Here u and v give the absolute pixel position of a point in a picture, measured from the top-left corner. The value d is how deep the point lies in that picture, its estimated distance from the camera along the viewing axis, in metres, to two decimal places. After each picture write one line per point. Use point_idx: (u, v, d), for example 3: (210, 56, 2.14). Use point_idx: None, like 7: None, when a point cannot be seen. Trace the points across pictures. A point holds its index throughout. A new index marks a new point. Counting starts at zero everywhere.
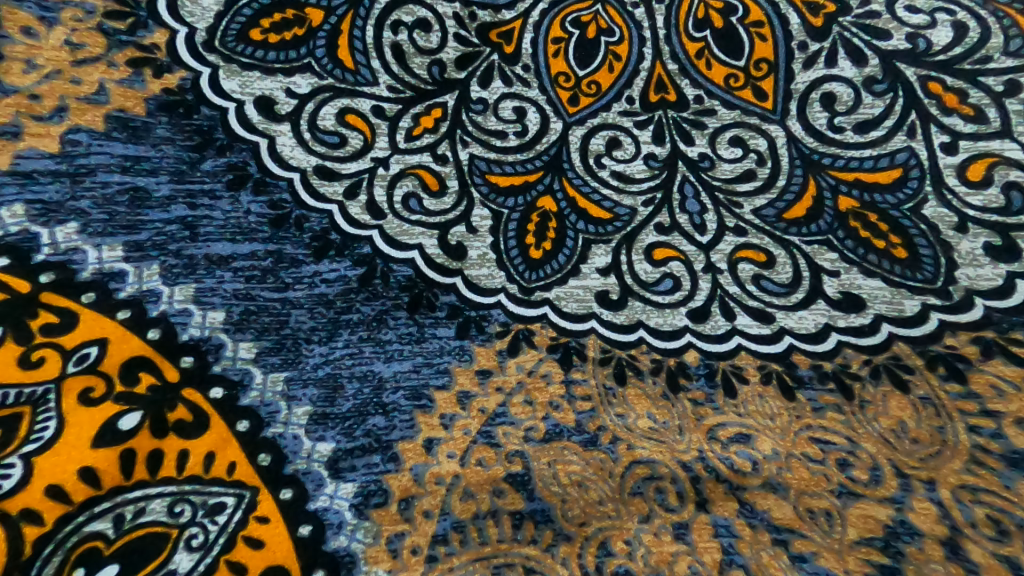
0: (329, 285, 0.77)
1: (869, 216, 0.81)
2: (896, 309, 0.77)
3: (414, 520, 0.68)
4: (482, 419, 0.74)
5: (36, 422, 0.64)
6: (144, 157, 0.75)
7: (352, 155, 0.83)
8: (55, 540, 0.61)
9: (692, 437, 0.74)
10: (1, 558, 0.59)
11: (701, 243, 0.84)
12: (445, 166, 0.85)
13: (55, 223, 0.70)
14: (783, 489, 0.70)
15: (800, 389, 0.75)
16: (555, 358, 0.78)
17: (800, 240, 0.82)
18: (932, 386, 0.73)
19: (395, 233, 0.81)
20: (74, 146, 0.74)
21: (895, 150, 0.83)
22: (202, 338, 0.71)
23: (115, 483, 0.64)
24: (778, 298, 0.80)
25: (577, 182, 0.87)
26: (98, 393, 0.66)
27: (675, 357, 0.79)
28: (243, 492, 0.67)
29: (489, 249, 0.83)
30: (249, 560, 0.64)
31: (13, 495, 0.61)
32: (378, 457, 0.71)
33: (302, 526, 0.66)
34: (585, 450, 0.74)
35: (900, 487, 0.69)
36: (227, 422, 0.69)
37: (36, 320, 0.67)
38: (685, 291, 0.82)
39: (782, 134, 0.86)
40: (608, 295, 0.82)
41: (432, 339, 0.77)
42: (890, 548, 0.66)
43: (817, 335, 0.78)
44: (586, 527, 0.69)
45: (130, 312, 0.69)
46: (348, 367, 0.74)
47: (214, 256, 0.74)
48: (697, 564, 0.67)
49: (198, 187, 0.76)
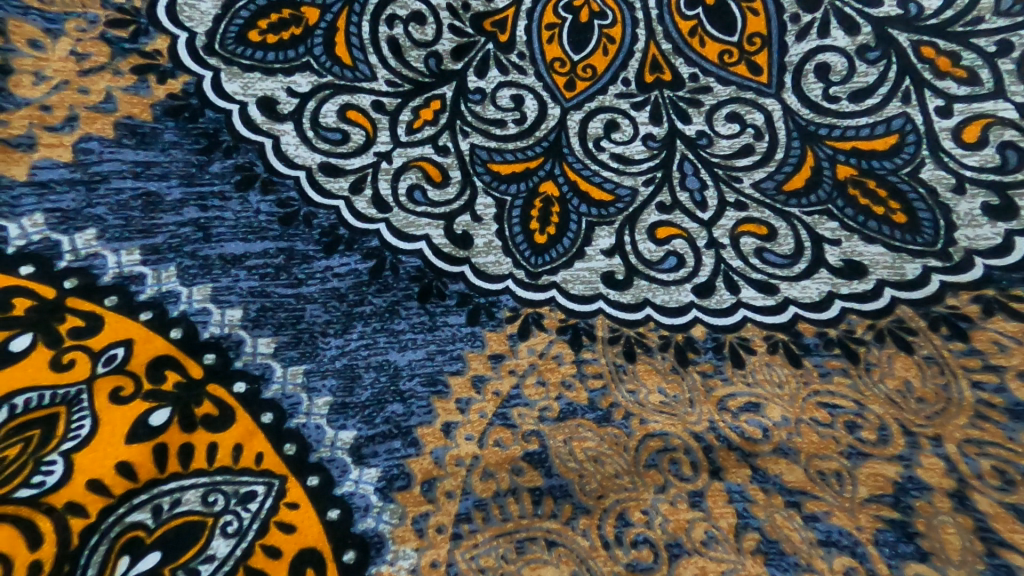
0: (340, 279, 0.78)
1: (867, 184, 0.83)
2: (897, 274, 0.79)
3: (438, 500, 0.71)
4: (497, 401, 0.76)
5: (72, 422, 0.66)
6: (154, 162, 0.77)
7: (355, 151, 0.84)
8: (99, 531, 0.64)
9: (703, 409, 0.76)
10: (49, 550, 0.62)
11: (703, 220, 0.85)
12: (448, 157, 0.86)
13: (74, 231, 0.72)
14: (794, 454, 0.72)
15: (806, 356, 0.77)
16: (565, 339, 0.80)
17: (800, 211, 0.83)
18: (935, 345, 0.75)
19: (402, 225, 0.83)
20: (87, 155, 0.75)
21: (890, 117, 0.84)
22: (222, 335, 0.73)
23: (150, 476, 0.66)
24: (781, 269, 0.82)
25: (577, 166, 0.88)
26: (127, 392, 0.68)
27: (683, 332, 0.80)
28: (272, 480, 0.69)
29: (495, 236, 0.84)
30: (282, 544, 0.67)
31: (55, 491, 0.64)
32: (399, 443, 0.73)
33: (331, 510, 0.69)
34: (599, 427, 0.75)
35: (908, 444, 0.70)
36: (253, 414, 0.71)
37: (64, 324, 0.69)
38: (689, 267, 0.83)
39: (778, 108, 0.87)
40: (614, 275, 0.83)
41: (444, 327, 0.79)
42: (900, 503, 0.68)
43: (821, 304, 0.79)
44: (604, 499, 0.71)
45: (152, 312, 0.72)
46: (365, 357, 0.76)
47: (228, 256, 0.76)
48: (713, 529, 0.69)
49: (208, 189, 0.78)
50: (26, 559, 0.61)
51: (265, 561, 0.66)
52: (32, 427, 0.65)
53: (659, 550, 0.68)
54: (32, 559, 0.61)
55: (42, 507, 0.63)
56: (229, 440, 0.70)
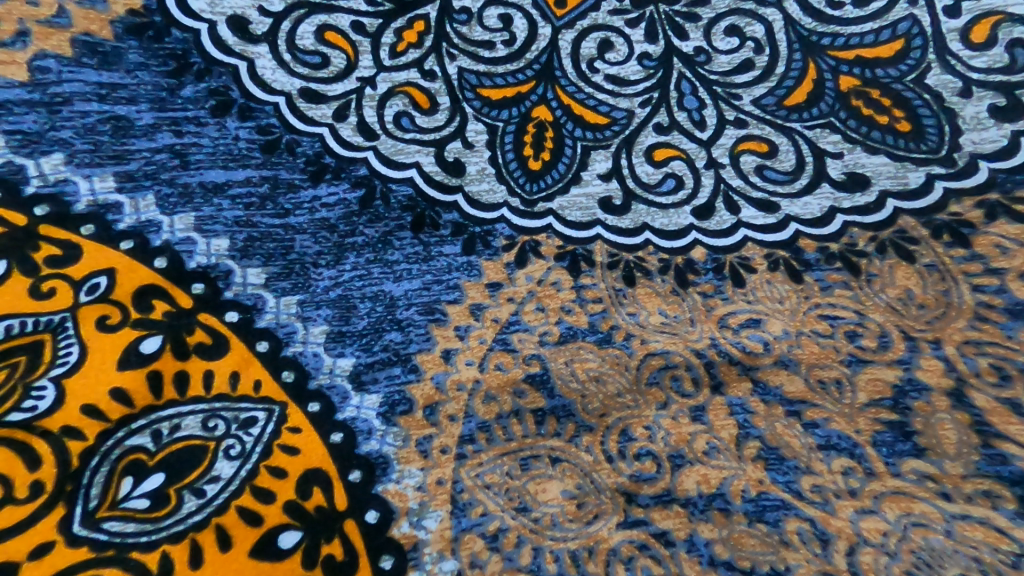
0: (329, 209, 0.75)
1: (871, 94, 0.81)
2: (900, 184, 0.78)
3: (441, 423, 0.70)
4: (497, 327, 0.75)
5: (59, 349, 0.63)
6: (119, 85, 0.72)
7: (336, 76, 0.80)
8: (193, 523, 0.62)
9: (704, 327, 0.75)
10: (246, 549, 0.62)
11: (702, 140, 0.83)
12: (435, 81, 0.82)
13: (40, 155, 0.68)
14: (794, 365, 0.72)
15: (807, 271, 0.76)
16: (563, 265, 0.79)
17: (802, 126, 0.82)
18: (938, 253, 0.75)
19: (390, 153, 0.79)
20: (45, 74, 0.70)
21: (897, 20, 0.82)
22: (209, 265, 0.70)
23: (278, 512, 0.63)
24: (781, 186, 0.81)
25: (570, 89, 0.84)
26: (115, 320, 0.65)
27: (839, 241, 0.77)
28: (273, 406, 0.67)
29: (488, 163, 0.81)
30: (122, 292, 0.66)
31: (256, 510, 0.63)
32: (399, 369, 0.71)
33: (227, 314, 0.69)
34: (601, 347, 0.74)
35: (908, 349, 0.71)
36: (215, 314, 0.68)
37: (39, 253, 0.65)
38: (687, 189, 0.82)
39: (779, 17, 0.85)
40: (611, 201, 0.81)
41: (438, 257, 0.77)
42: (899, 405, 0.69)
43: (822, 219, 0.78)
44: (606, 417, 0.71)
45: (132, 242, 0.68)
46: (359, 287, 0.73)
47: (209, 184, 0.72)
48: (715, 439, 0.70)
49: (181, 114, 0.73)
50: (26, 479, 0.59)
51: (256, 503, 0.63)
52: (17, 353, 0.62)
53: (660, 461, 0.69)
54: (32, 479, 0.60)
55: (37, 431, 0.61)
56: (314, 481, 0.65)
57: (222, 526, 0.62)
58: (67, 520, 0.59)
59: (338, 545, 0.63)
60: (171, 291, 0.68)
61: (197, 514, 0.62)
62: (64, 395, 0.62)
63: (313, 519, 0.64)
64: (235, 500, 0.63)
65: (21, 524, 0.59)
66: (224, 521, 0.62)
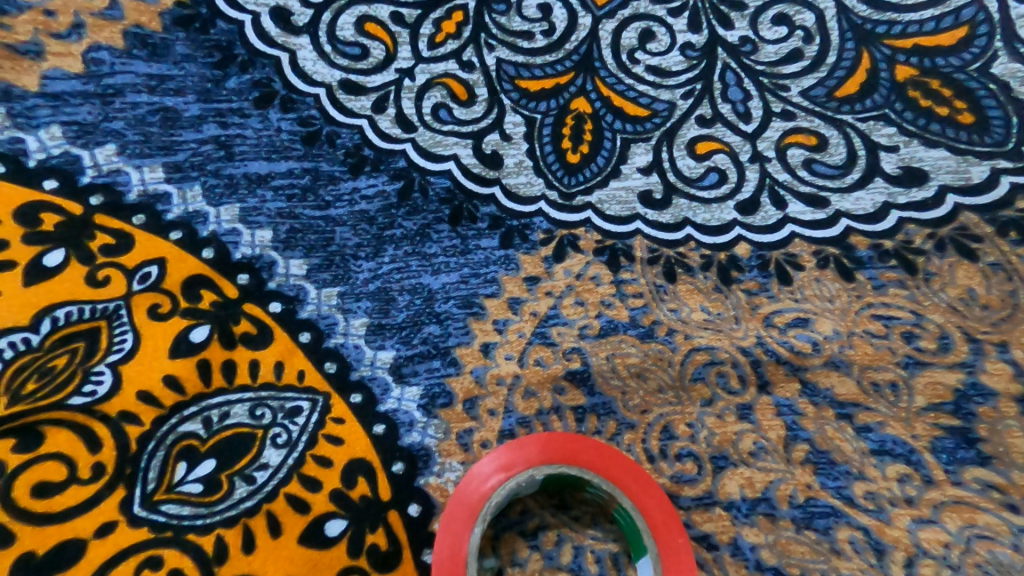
0: (369, 201, 0.75)
1: (930, 84, 0.77)
2: (961, 178, 0.74)
3: (481, 418, 0.69)
4: (535, 321, 0.74)
5: (114, 336, 0.64)
6: (168, 76, 0.73)
7: (375, 67, 0.79)
8: (245, 508, 0.62)
9: (749, 325, 0.73)
10: (295, 534, 0.62)
11: (747, 133, 0.80)
12: (473, 73, 0.81)
13: (94, 145, 0.69)
14: (846, 366, 0.69)
15: (859, 269, 0.74)
16: (603, 260, 0.77)
17: (853, 118, 0.79)
18: (1002, 252, 0.71)
19: (428, 146, 0.79)
20: (98, 65, 0.71)
21: (959, 7, 0.78)
22: (254, 256, 0.70)
23: (324, 501, 0.64)
24: (831, 180, 0.78)
25: (610, 81, 0.82)
26: (166, 309, 0.66)
27: (893, 237, 0.74)
28: (317, 396, 0.67)
29: (526, 156, 0.80)
30: (173, 282, 0.67)
31: (303, 499, 0.63)
32: (438, 363, 0.71)
33: (271, 304, 0.69)
34: (642, 343, 0.73)
35: (972, 351, 0.68)
36: (260, 305, 0.69)
37: (94, 242, 0.66)
38: (731, 183, 0.79)
39: (831, 5, 0.81)
40: (652, 195, 0.79)
41: (476, 250, 0.76)
42: (961, 410, 0.66)
43: (876, 215, 0.75)
44: (648, 414, 0.70)
45: (181, 232, 0.69)
46: (397, 281, 0.73)
47: (253, 175, 0.72)
48: (762, 440, 0.68)
49: (226, 106, 0.73)
50: (88, 460, 0.61)
51: (303, 491, 0.64)
52: (75, 339, 0.63)
53: (704, 462, 0.68)
54: (94, 460, 0.61)
55: (96, 414, 0.62)
56: (358, 471, 0.65)
57: (272, 512, 0.63)
58: (127, 501, 0.61)
59: (383, 535, 0.63)
60: (219, 282, 0.68)
61: (248, 500, 0.63)
62: (121, 380, 0.63)
63: (359, 508, 0.64)
64: (284, 487, 0.64)
65: (84, 503, 0.60)
66: (274, 507, 0.63)
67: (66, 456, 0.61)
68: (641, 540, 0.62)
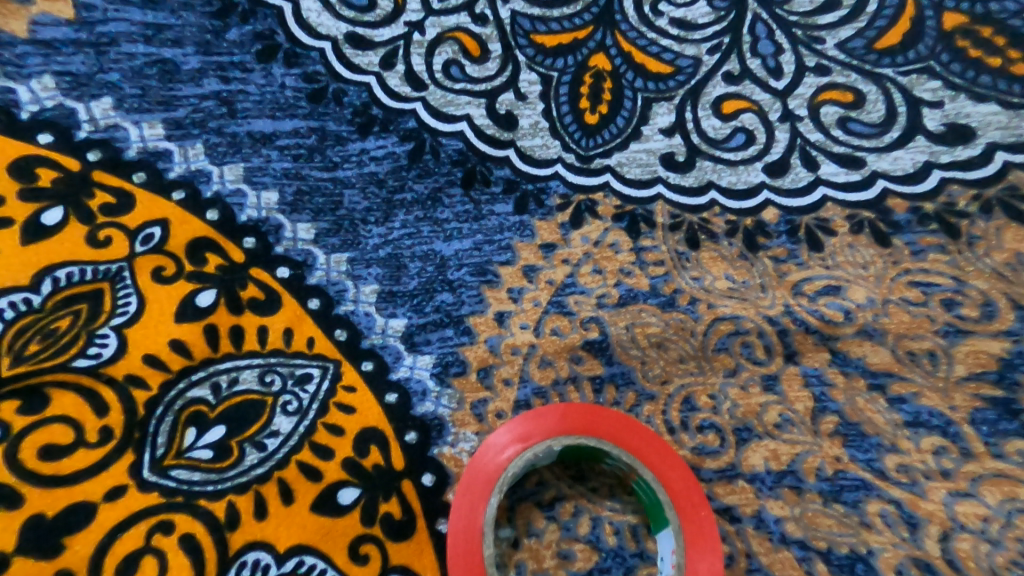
0: (377, 163, 0.72)
1: (981, 32, 0.72)
2: (1012, 134, 0.70)
3: (495, 387, 0.67)
4: (552, 290, 0.71)
5: (118, 299, 0.62)
6: (164, 25, 0.69)
7: (383, 19, 0.74)
8: (256, 475, 0.61)
9: (776, 293, 0.69)
10: (307, 501, 0.61)
11: (778, 90, 0.75)
12: (486, 26, 0.76)
13: (90, 98, 0.66)
14: (880, 335, 0.66)
15: (896, 234, 0.69)
16: (622, 227, 0.73)
17: (894, 72, 0.73)
18: None
19: (439, 105, 0.74)
20: (91, 12, 0.67)
21: None
22: (260, 219, 0.67)
23: (336, 469, 0.62)
24: (868, 139, 0.73)
25: (631, 35, 0.77)
26: (170, 273, 0.64)
27: (935, 199, 0.70)
28: (327, 363, 0.65)
29: (541, 117, 0.76)
30: (177, 244, 0.65)
31: (314, 467, 0.62)
32: (451, 331, 0.68)
33: (278, 269, 0.67)
34: (663, 312, 0.70)
35: (1018, 319, 0.64)
36: (267, 270, 0.66)
37: (94, 201, 0.64)
38: (760, 144, 0.75)
39: None
40: (674, 157, 0.75)
41: (489, 216, 0.73)
42: (1005, 380, 0.63)
43: (916, 176, 0.71)
44: (668, 385, 0.67)
45: (184, 192, 0.66)
46: (408, 247, 0.70)
47: (257, 134, 0.69)
48: (789, 412, 0.65)
49: (227, 59, 0.70)
50: (97, 424, 0.60)
51: (315, 459, 0.62)
52: (79, 301, 0.62)
53: (727, 434, 0.65)
54: (102, 424, 0.60)
55: (102, 377, 0.61)
56: (370, 440, 0.64)
57: (284, 479, 0.62)
58: (137, 465, 0.60)
59: (396, 503, 0.62)
60: (225, 245, 0.66)
61: (259, 467, 0.62)
62: (127, 343, 0.62)
63: (372, 476, 0.63)
64: (295, 455, 0.62)
65: (94, 466, 0.59)
66: (285, 475, 0.62)
67: (73, 420, 0.60)
68: (663, 512, 0.60)
